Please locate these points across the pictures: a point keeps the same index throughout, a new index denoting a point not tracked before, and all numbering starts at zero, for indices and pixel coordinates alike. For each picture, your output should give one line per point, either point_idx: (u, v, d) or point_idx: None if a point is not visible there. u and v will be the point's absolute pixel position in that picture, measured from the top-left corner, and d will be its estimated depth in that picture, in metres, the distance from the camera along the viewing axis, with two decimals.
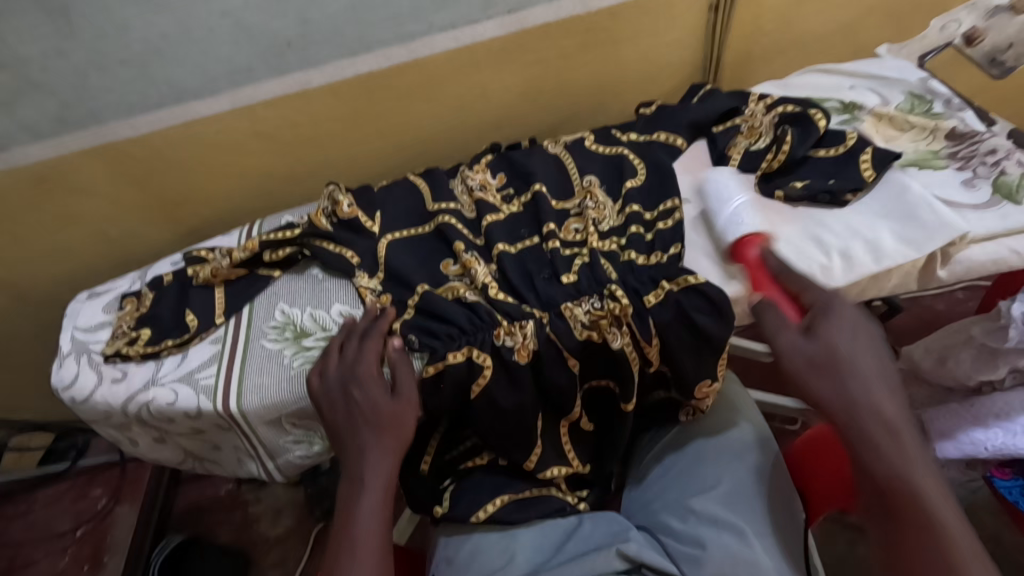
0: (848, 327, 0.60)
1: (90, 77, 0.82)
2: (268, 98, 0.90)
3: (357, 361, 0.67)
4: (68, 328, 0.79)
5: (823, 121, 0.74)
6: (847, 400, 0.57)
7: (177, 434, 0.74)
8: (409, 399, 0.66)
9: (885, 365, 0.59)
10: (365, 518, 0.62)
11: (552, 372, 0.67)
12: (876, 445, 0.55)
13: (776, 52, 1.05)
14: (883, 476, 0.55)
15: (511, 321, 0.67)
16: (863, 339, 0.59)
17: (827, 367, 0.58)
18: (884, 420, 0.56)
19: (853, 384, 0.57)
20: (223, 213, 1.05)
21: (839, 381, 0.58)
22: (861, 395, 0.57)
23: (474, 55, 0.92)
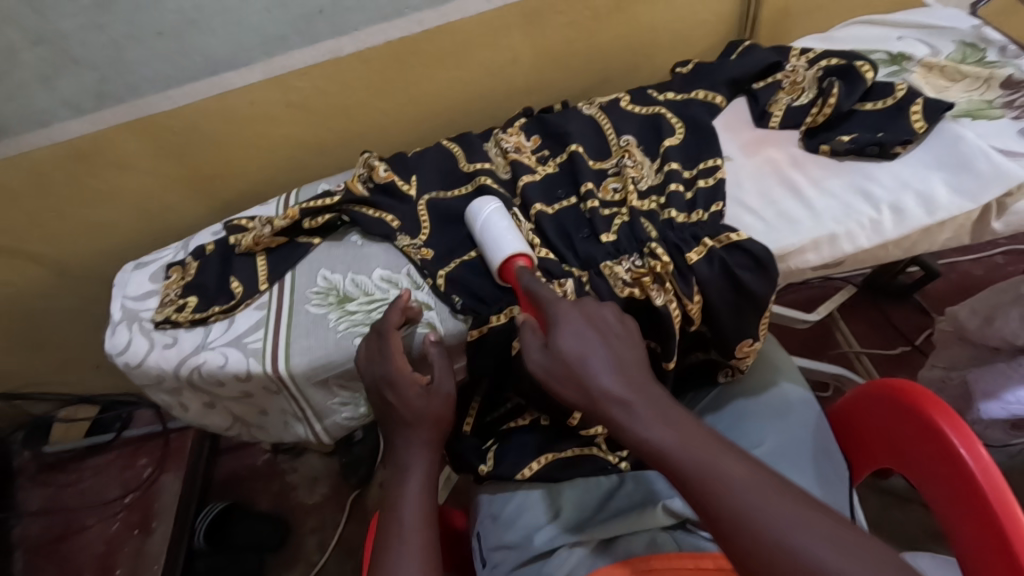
0: (574, 331, 0.54)
1: (126, 50, 0.83)
2: (300, 67, 0.90)
3: (384, 358, 0.64)
4: (118, 297, 0.81)
5: (870, 73, 0.72)
6: (597, 393, 0.51)
7: (226, 397, 0.76)
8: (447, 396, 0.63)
9: (619, 354, 0.53)
10: (410, 506, 0.57)
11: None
12: (640, 417, 0.50)
13: (816, 7, 1.02)
14: (689, 472, 0.47)
15: (551, 279, 0.66)
16: (588, 331, 0.54)
17: (564, 374, 0.53)
18: (629, 420, 0.50)
19: (576, 388, 0.53)
20: (258, 186, 1.06)
21: (574, 384, 0.52)
22: (600, 388, 0.51)
23: (506, 18, 0.91)
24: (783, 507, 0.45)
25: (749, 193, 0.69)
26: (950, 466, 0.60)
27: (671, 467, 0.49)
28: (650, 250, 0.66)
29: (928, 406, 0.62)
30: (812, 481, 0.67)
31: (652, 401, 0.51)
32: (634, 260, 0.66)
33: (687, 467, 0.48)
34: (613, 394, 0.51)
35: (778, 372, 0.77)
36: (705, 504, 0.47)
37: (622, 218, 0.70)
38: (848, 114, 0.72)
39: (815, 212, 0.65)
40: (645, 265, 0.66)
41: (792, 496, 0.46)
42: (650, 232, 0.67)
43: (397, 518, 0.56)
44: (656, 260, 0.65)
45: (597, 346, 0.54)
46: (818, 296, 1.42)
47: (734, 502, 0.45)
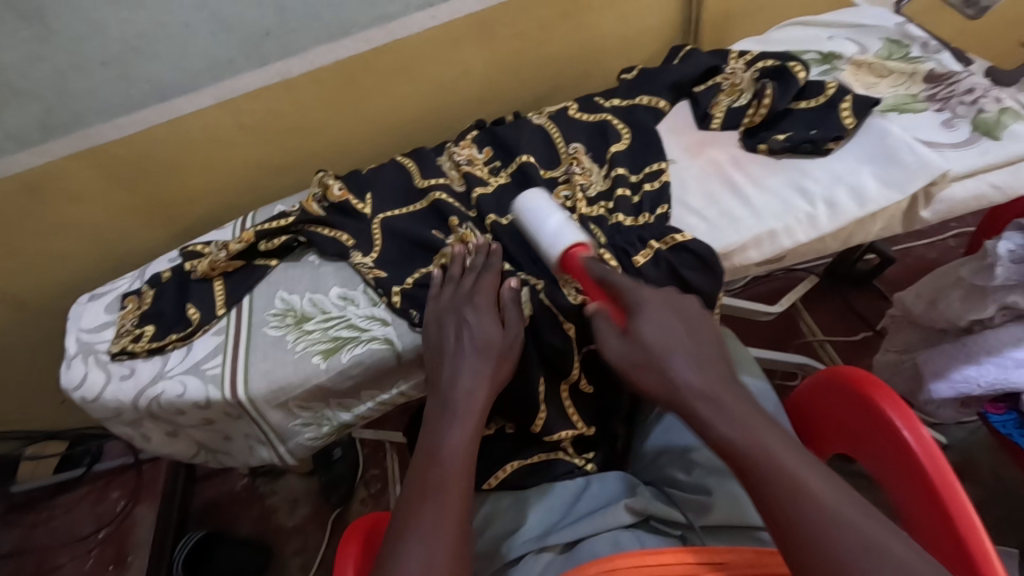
0: (658, 321, 0.57)
1: (71, 80, 0.83)
2: (250, 90, 0.90)
3: (463, 294, 0.67)
4: (73, 330, 0.80)
5: (803, 73, 0.75)
6: (676, 381, 0.54)
7: (187, 426, 0.75)
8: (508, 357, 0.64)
9: (702, 349, 0.56)
10: (453, 442, 0.58)
11: (549, 336, 0.69)
12: (720, 412, 0.52)
13: (756, 9, 1.05)
14: (764, 480, 0.48)
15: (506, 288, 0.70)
16: (677, 324, 0.57)
17: (643, 359, 0.56)
18: (711, 415, 0.52)
19: (640, 370, 0.56)
20: (216, 210, 1.05)
21: (647, 371, 0.55)
22: (680, 380, 0.54)
23: (454, 32, 0.92)
24: (860, 527, 0.45)
25: (694, 195, 0.71)
26: (897, 446, 0.62)
27: (739, 462, 0.50)
28: (601, 254, 0.67)
29: (872, 391, 0.64)
30: None
31: (742, 403, 0.53)
32: None
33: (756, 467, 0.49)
34: (695, 386, 0.53)
35: (736, 368, 0.79)
36: (785, 515, 0.46)
37: (573, 225, 0.70)
38: (784, 113, 0.74)
39: (755, 210, 0.67)
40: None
41: (871, 514, 0.46)
42: (600, 238, 0.68)
43: (443, 464, 0.56)
44: (605, 266, 0.66)
45: (687, 343, 0.56)
46: (782, 288, 1.46)
47: (813, 514, 0.46)
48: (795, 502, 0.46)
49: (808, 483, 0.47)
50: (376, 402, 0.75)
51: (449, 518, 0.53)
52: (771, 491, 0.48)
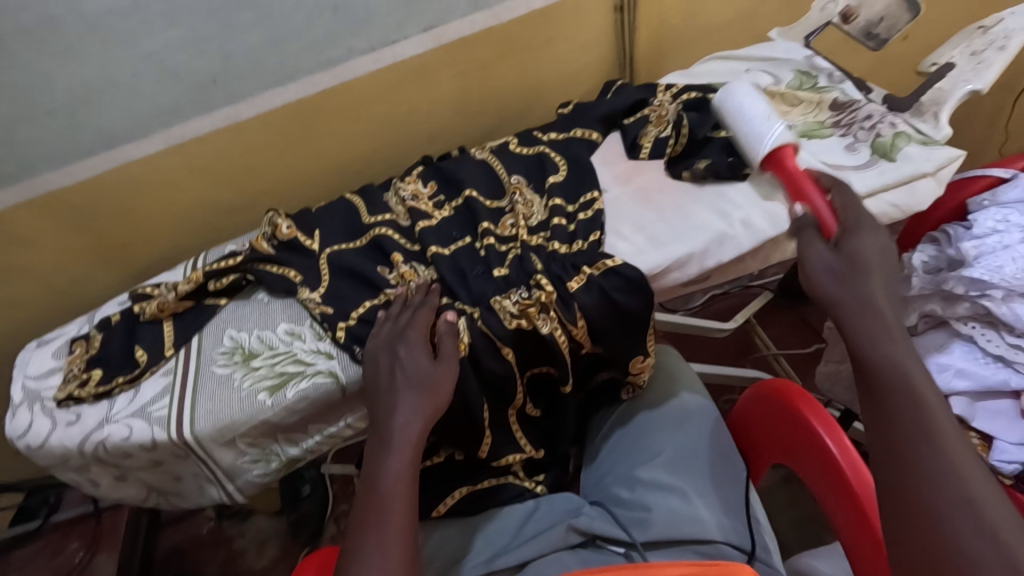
0: (874, 244, 0.63)
1: (18, 131, 0.84)
2: (199, 135, 0.93)
3: (405, 327, 0.68)
4: (19, 378, 0.80)
5: None
6: (859, 299, 0.60)
7: (136, 469, 0.75)
8: (450, 386, 0.66)
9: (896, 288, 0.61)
10: (388, 478, 0.62)
11: (487, 363, 0.70)
12: (878, 339, 0.58)
13: (686, 44, 1.11)
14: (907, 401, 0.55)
15: None
16: (884, 256, 0.62)
17: (851, 278, 0.61)
18: (883, 337, 0.58)
19: (879, 300, 0.60)
20: (170, 253, 1.07)
21: (858, 289, 0.60)
22: (873, 297, 0.60)
23: (398, 75, 0.96)
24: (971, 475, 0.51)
25: (624, 221, 0.75)
26: (823, 456, 0.66)
27: (881, 380, 0.57)
28: (536, 281, 0.70)
29: (798, 401, 0.69)
30: (709, 482, 0.72)
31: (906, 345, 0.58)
32: (522, 292, 0.70)
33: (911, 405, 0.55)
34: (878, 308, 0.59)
35: (676, 384, 0.82)
36: (909, 432, 0.54)
37: (515, 253, 0.74)
38: (706, 140, 0.79)
39: (680, 234, 0.72)
40: (532, 296, 0.69)
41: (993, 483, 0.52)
42: (537, 265, 0.71)
43: (382, 497, 0.62)
44: (541, 291, 0.69)
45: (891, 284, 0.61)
46: (737, 305, 1.50)
47: (940, 443, 0.53)
48: (926, 425, 0.54)
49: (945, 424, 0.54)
50: (324, 435, 0.76)
51: (390, 543, 0.60)
52: (908, 412, 0.55)
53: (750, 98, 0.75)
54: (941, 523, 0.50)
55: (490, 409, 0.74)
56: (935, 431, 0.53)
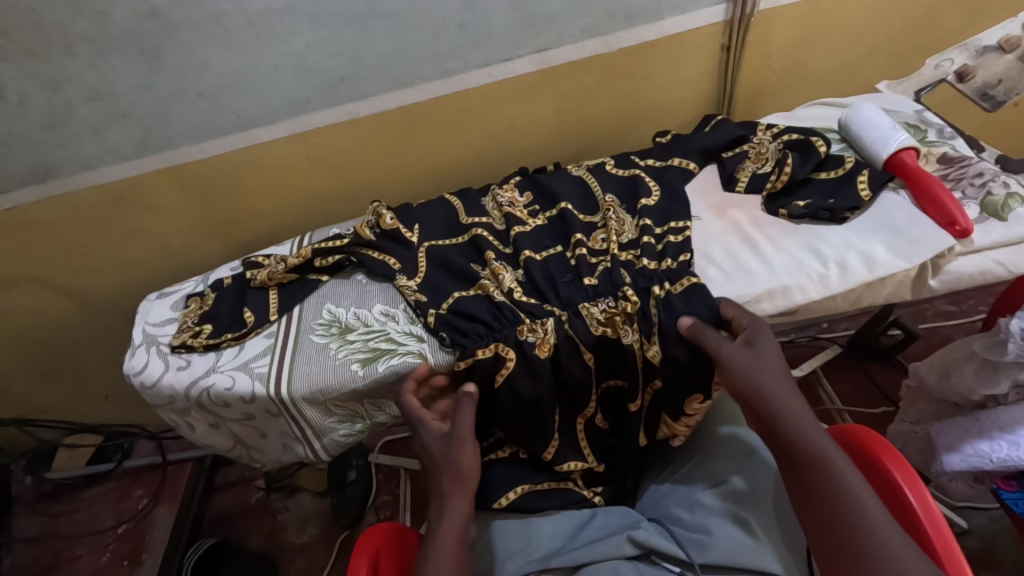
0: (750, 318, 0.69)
1: (170, 107, 0.96)
2: (321, 126, 1.02)
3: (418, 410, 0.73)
4: (140, 322, 0.89)
5: (824, 147, 0.81)
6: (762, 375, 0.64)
7: (230, 419, 0.82)
8: (471, 467, 0.69)
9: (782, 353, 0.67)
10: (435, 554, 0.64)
11: (569, 365, 0.73)
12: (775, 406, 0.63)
13: (785, 88, 1.12)
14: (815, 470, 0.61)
15: (533, 320, 0.73)
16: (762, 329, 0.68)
17: (769, 378, 0.64)
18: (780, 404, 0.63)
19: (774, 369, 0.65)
20: (274, 229, 1.18)
21: (774, 387, 0.64)
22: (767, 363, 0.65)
23: (505, 90, 1.03)
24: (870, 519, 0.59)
25: (715, 247, 0.77)
26: (902, 513, 0.67)
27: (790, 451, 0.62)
28: (624, 293, 0.72)
29: (875, 446, 0.70)
30: (772, 513, 0.71)
31: (811, 425, 0.63)
32: (609, 301, 0.73)
33: (839, 503, 0.59)
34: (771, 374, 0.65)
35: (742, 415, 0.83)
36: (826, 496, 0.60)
37: (605, 265, 0.77)
38: (805, 181, 0.80)
39: (771, 267, 0.73)
40: (618, 306, 0.73)
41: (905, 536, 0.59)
42: (626, 278, 0.74)
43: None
44: (627, 302, 0.72)
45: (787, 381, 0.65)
46: (802, 353, 1.47)
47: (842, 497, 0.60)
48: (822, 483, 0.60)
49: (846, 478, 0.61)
50: None
51: None
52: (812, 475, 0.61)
53: (875, 112, 0.80)
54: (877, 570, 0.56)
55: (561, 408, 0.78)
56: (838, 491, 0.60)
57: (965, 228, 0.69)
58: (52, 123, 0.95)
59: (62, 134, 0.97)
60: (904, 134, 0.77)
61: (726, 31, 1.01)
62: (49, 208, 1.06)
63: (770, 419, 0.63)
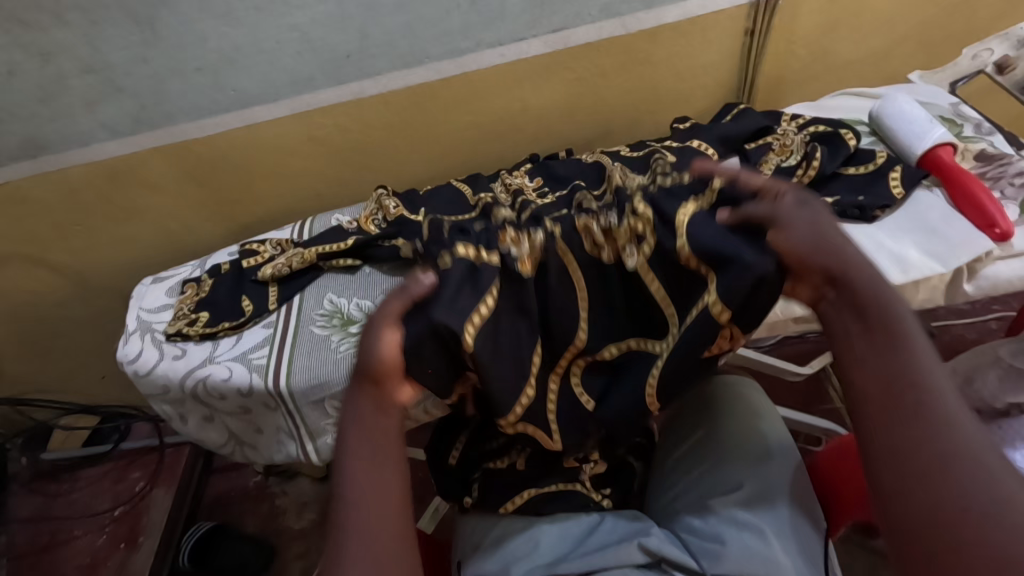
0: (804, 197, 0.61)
1: (167, 82, 0.92)
2: (324, 105, 0.98)
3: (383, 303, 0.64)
4: (134, 308, 0.86)
5: (853, 140, 0.77)
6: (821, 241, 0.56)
7: (225, 413, 0.80)
8: (388, 360, 0.60)
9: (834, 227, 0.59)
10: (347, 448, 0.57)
11: (555, 296, 0.66)
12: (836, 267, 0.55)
13: (809, 77, 1.07)
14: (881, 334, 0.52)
15: (517, 232, 0.67)
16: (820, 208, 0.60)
17: (827, 240, 0.56)
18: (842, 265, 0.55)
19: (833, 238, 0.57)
20: (274, 213, 1.14)
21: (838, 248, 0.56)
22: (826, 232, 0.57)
23: (518, 71, 0.98)
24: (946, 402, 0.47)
25: None
26: None
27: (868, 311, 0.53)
28: (631, 209, 0.65)
29: None
30: (789, 523, 0.68)
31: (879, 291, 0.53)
32: (613, 217, 0.67)
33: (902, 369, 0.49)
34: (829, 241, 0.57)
35: (758, 416, 0.79)
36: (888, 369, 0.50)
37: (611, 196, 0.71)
38: (832, 176, 0.75)
39: None
40: (625, 222, 0.65)
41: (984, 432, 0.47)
42: (633, 195, 0.67)
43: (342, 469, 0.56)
44: (636, 217, 0.65)
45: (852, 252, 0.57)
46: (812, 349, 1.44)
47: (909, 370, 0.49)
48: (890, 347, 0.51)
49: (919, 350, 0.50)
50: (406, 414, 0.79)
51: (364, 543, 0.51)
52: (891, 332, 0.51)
53: (910, 104, 0.75)
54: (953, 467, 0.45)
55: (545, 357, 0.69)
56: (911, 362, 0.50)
57: (1005, 232, 0.66)
58: (44, 96, 0.91)
59: (54, 108, 0.93)
60: (941, 128, 0.72)
61: (751, 14, 0.96)
62: (41, 185, 1.02)
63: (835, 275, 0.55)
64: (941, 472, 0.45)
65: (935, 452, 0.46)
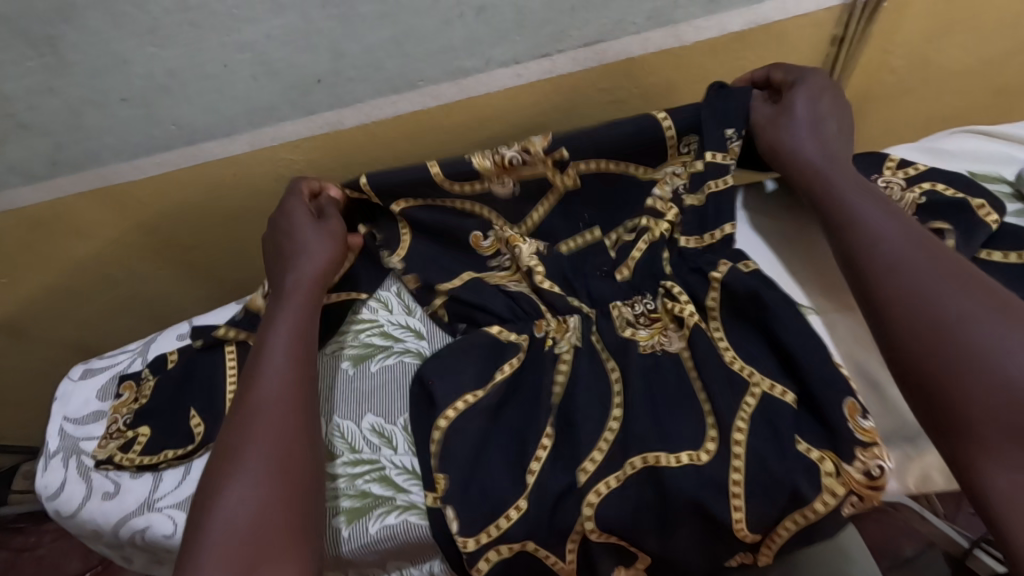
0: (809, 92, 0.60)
1: (85, 117, 0.70)
2: (293, 139, 0.77)
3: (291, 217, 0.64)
4: (56, 417, 0.68)
5: (994, 220, 0.57)
6: (806, 158, 0.58)
7: (176, 562, 0.62)
8: (329, 259, 0.62)
9: (829, 129, 0.59)
10: (269, 363, 0.54)
11: (584, 374, 0.56)
12: (818, 179, 0.56)
13: (900, 93, 0.86)
14: (853, 232, 0.52)
15: (557, 314, 0.61)
16: (828, 104, 0.60)
17: (823, 154, 0.57)
18: (827, 179, 0.56)
19: (830, 154, 0.57)
20: (241, 256, 0.95)
21: (826, 165, 0.57)
22: (803, 149, 0.58)
23: (539, 94, 0.77)
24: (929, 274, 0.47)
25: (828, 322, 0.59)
26: None
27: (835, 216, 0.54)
28: (665, 290, 0.60)
29: None
30: None
31: (860, 189, 0.54)
32: (647, 302, 0.61)
33: (878, 257, 0.49)
34: (818, 158, 0.57)
35: None
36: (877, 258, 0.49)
37: (646, 241, 0.63)
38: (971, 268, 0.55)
39: None
40: (659, 306, 0.60)
41: (980, 294, 0.45)
42: (668, 270, 0.61)
43: (259, 377, 0.53)
44: (672, 301, 0.59)
45: (841, 162, 0.57)
46: None
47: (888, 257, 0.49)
48: (870, 240, 0.50)
49: (888, 233, 0.50)
50: (404, 573, 0.58)
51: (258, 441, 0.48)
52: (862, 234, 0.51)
53: None
54: (967, 336, 0.43)
55: (545, 462, 0.52)
56: (904, 244, 0.49)
57: None
58: None
59: None
60: None
61: (841, 19, 0.74)
62: None
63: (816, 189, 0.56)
64: (953, 337, 0.43)
65: (940, 318, 0.45)
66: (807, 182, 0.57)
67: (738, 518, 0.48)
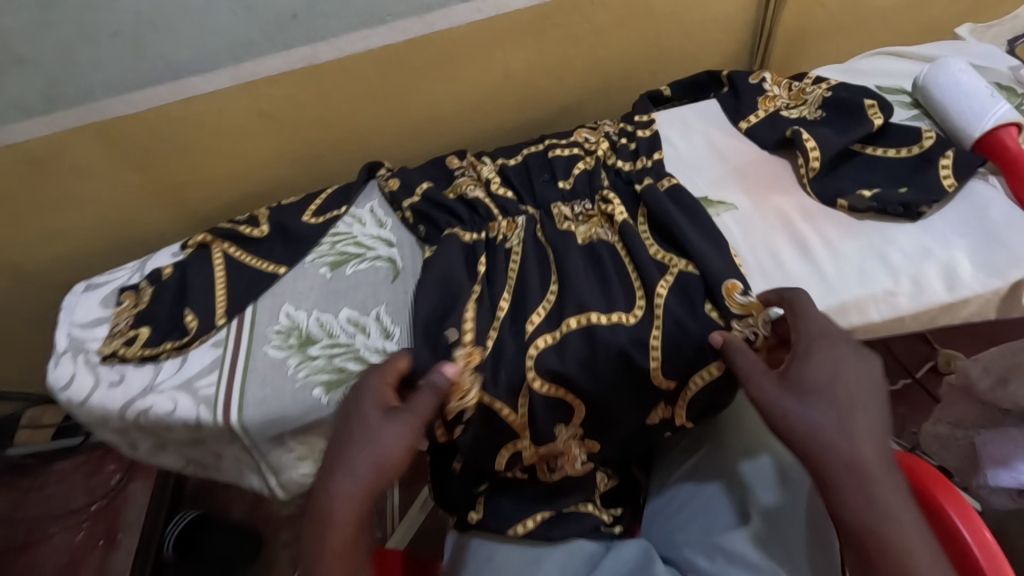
0: (826, 365, 0.52)
1: (78, 52, 0.76)
2: (271, 75, 0.83)
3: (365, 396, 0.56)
4: (64, 324, 0.75)
5: (880, 118, 0.67)
6: (821, 437, 0.48)
7: (177, 441, 0.70)
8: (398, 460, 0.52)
9: (863, 405, 0.50)
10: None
11: (530, 264, 0.64)
12: (838, 452, 0.48)
13: (833, 28, 0.94)
14: (869, 523, 0.46)
15: (506, 215, 0.69)
16: (844, 371, 0.51)
17: (843, 413, 0.49)
18: (840, 438, 0.48)
19: (865, 432, 0.48)
20: (228, 193, 1.00)
21: (849, 433, 0.48)
22: (822, 424, 0.49)
23: (499, 29, 0.84)
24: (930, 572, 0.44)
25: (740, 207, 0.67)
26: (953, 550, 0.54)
27: (849, 487, 0.47)
28: (602, 196, 0.68)
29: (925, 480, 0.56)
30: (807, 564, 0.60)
31: (884, 497, 0.46)
32: (585, 204, 0.68)
33: (885, 548, 0.45)
34: (847, 445, 0.48)
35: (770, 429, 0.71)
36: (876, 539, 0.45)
37: (585, 164, 0.72)
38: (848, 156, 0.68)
39: (827, 280, 0.61)
40: (595, 208, 0.68)
41: None
42: (604, 182, 0.70)
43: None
44: (606, 204, 0.67)
45: (875, 431, 0.49)
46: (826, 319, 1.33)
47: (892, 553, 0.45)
48: (876, 530, 0.46)
49: (905, 525, 0.45)
50: None
51: None
52: (875, 528, 0.46)
53: (965, 72, 0.67)
54: None
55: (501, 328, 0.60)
56: (898, 516, 0.46)
57: None
58: None
59: None
60: (1002, 104, 0.65)
61: None
62: None
63: (824, 473, 0.48)
64: None
65: None
66: (816, 461, 0.49)
67: (655, 366, 0.58)
